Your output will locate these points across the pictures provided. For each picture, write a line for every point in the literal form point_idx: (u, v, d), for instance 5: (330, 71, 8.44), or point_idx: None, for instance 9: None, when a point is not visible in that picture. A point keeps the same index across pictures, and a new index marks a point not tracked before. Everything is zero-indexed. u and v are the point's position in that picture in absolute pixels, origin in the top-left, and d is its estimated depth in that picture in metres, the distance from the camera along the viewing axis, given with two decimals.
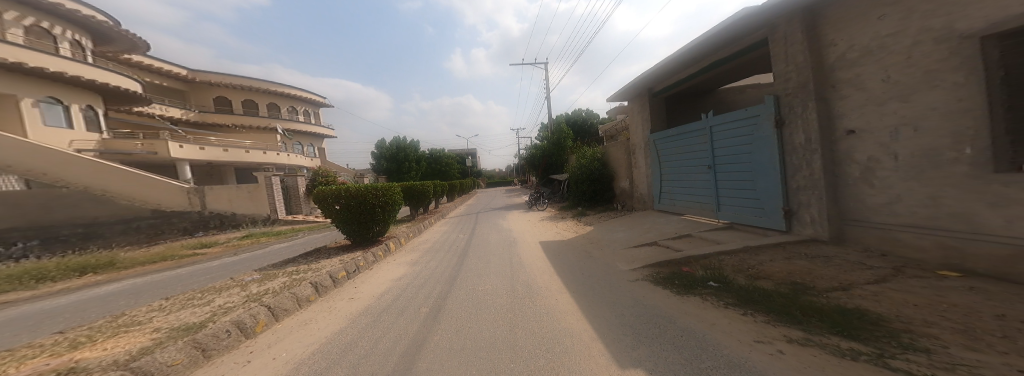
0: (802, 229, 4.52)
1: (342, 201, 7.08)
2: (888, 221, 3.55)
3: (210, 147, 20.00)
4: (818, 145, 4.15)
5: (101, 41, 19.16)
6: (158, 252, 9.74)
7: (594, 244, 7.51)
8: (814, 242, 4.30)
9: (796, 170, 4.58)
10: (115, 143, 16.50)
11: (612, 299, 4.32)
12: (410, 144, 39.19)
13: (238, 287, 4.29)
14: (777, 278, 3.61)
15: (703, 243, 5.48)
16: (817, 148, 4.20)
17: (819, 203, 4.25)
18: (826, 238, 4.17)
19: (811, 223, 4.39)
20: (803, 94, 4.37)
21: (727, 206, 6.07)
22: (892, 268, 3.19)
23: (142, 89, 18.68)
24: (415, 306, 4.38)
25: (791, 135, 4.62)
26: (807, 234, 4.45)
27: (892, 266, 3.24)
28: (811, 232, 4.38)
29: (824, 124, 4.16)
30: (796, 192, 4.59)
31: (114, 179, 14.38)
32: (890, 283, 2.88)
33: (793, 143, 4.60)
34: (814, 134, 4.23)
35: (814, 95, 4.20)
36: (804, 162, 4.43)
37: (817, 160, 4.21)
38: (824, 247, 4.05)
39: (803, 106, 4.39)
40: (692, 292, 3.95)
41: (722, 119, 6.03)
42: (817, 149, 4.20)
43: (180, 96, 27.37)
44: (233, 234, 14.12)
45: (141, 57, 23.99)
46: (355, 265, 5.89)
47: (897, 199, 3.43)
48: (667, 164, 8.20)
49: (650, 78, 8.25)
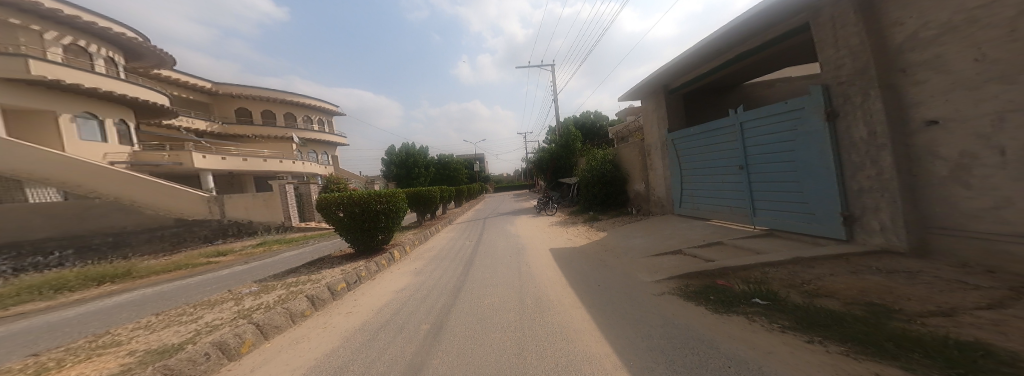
0: (868, 238, 3.91)
1: (345, 208, 6.83)
2: (995, 229, 2.92)
3: (230, 157, 20.61)
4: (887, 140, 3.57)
5: (131, 57, 20.05)
6: (171, 261, 9.83)
7: (610, 252, 7.00)
8: (887, 254, 3.68)
9: (857, 170, 3.99)
10: (145, 156, 17.19)
11: (636, 315, 3.87)
12: (420, 150, 39.51)
13: (232, 301, 4.06)
14: (845, 296, 3.16)
15: (739, 252, 4.91)
16: (886, 143, 3.61)
17: (891, 207, 3.64)
18: (902, 249, 3.56)
19: (880, 230, 3.78)
20: (863, 81, 3.81)
21: (765, 210, 5.43)
22: (1009, 289, 2.62)
23: (168, 102, 19.40)
24: (415, 323, 4.08)
25: (848, 129, 4.04)
26: (875, 243, 3.84)
27: (1007, 285, 2.67)
28: (882, 241, 3.76)
29: (894, 115, 3.57)
30: (858, 195, 3.99)
31: (140, 190, 14.73)
32: (1011, 310, 2.39)
33: (851, 138, 4.01)
34: (880, 126, 3.66)
35: (877, 82, 3.65)
36: (869, 160, 3.83)
37: (887, 157, 3.62)
38: (901, 260, 3.45)
39: (863, 96, 3.82)
40: (735, 311, 3.46)
41: (755, 114, 5.43)
42: (886, 144, 3.63)
43: (204, 108, 28.50)
44: (248, 242, 14.30)
45: (168, 72, 25.08)
46: (356, 275, 5.64)
47: (1005, 203, 2.82)
48: (687, 165, 7.61)
49: (670, 75, 7.71)
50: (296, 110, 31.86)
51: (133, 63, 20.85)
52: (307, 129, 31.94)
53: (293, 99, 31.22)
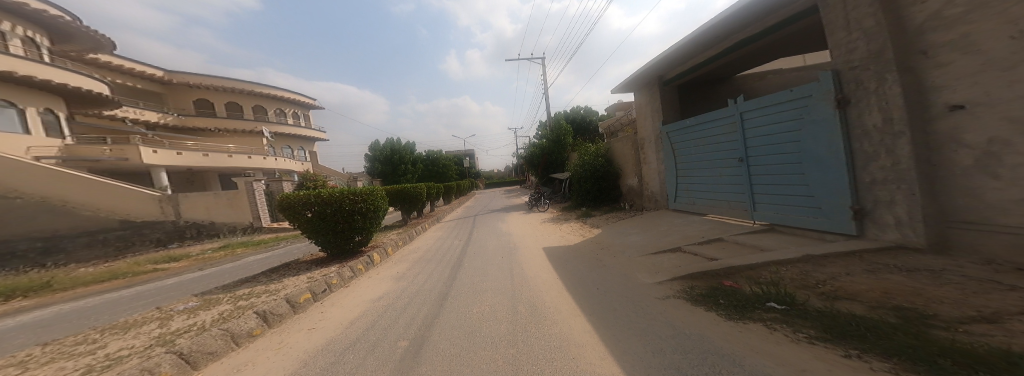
0: (880, 234, 3.48)
1: (314, 208, 6.04)
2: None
3: (188, 152, 18.92)
4: (904, 128, 3.13)
5: (61, 39, 17.95)
6: (110, 270, 8.62)
7: (606, 250, 6.63)
8: (901, 250, 3.28)
9: (870, 160, 3.52)
10: (80, 150, 15.36)
11: (641, 325, 3.45)
12: (404, 146, 38.11)
13: (157, 323, 3.38)
14: (868, 299, 2.77)
15: (743, 250, 4.58)
16: (903, 129, 3.15)
17: (908, 201, 3.21)
18: (919, 245, 3.16)
19: (894, 225, 3.35)
20: (879, 65, 3.31)
21: (766, 205, 5.07)
22: None
23: (108, 90, 17.60)
24: (390, 340, 3.49)
25: (859, 116, 3.55)
26: (889, 240, 3.41)
27: None
28: (894, 237, 3.36)
29: (913, 101, 3.13)
30: (869, 187, 3.55)
31: (75, 190, 13.13)
32: None
33: (863, 126, 3.54)
34: (897, 112, 3.19)
35: (896, 64, 3.15)
36: (880, 149, 3.40)
37: (904, 146, 3.15)
38: (920, 257, 3.05)
39: (877, 81, 3.34)
40: (751, 318, 3.07)
41: (756, 104, 5.01)
42: (903, 131, 3.17)
43: (157, 99, 26.16)
44: (208, 245, 13.01)
45: (113, 58, 22.79)
46: (324, 283, 4.94)
47: None
48: (684, 158, 7.30)
49: (664, 64, 7.36)
50: (266, 103, 29.88)
51: (63, 46, 18.70)
52: (279, 123, 30.01)
53: (262, 91, 29.25)
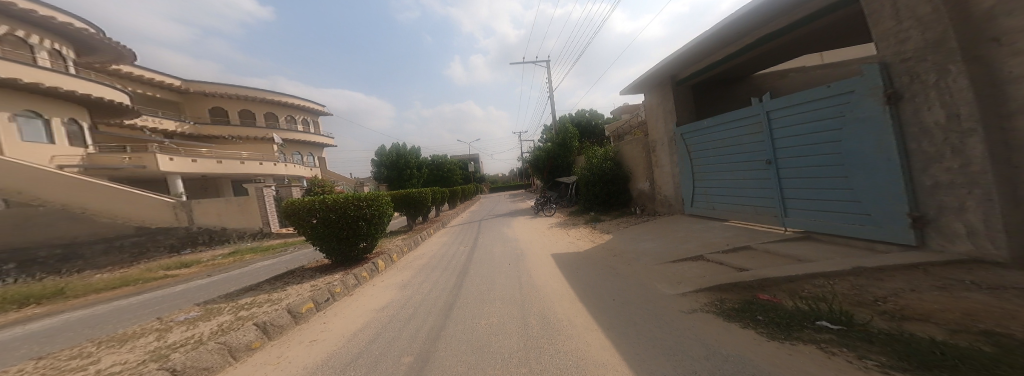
0: (948, 245, 3.07)
1: (318, 214, 5.89)
2: None
3: (202, 159, 19.28)
4: (977, 126, 2.66)
5: (85, 51, 18.59)
6: (121, 276, 8.64)
7: (619, 257, 6.26)
8: (975, 264, 2.87)
9: (929, 162, 3.10)
10: (101, 158, 15.76)
11: (670, 343, 3.11)
12: (411, 151, 38.34)
13: (155, 334, 3.18)
14: (945, 320, 2.44)
15: (776, 260, 4.19)
16: (973, 127, 2.69)
17: (982, 209, 2.77)
18: (999, 258, 2.72)
19: (966, 235, 2.94)
20: (939, 56, 2.84)
21: (800, 210, 4.68)
22: None
23: (128, 100, 18.10)
24: (395, 355, 3.23)
25: (915, 113, 3.13)
26: (960, 253, 3.01)
27: None
28: (967, 248, 2.95)
29: (984, 94, 2.63)
30: (931, 192, 3.13)
31: (94, 197, 13.40)
32: None
33: (922, 124, 3.10)
34: (964, 107, 2.73)
35: (960, 54, 2.67)
36: (943, 151, 2.97)
37: (977, 147, 2.68)
38: (1002, 274, 2.62)
39: (938, 73, 2.87)
40: (802, 339, 2.72)
41: (786, 101, 4.63)
42: (974, 129, 2.70)
43: (174, 108, 26.89)
44: (219, 251, 13.09)
45: (133, 69, 23.50)
46: (327, 292, 4.74)
47: None
48: (701, 161, 6.94)
49: (678, 63, 6.99)
50: (278, 110, 30.45)
51: (86, 57, 19.37)
52: (290, 130, 30.56)
53: (274, 98, 29.83)
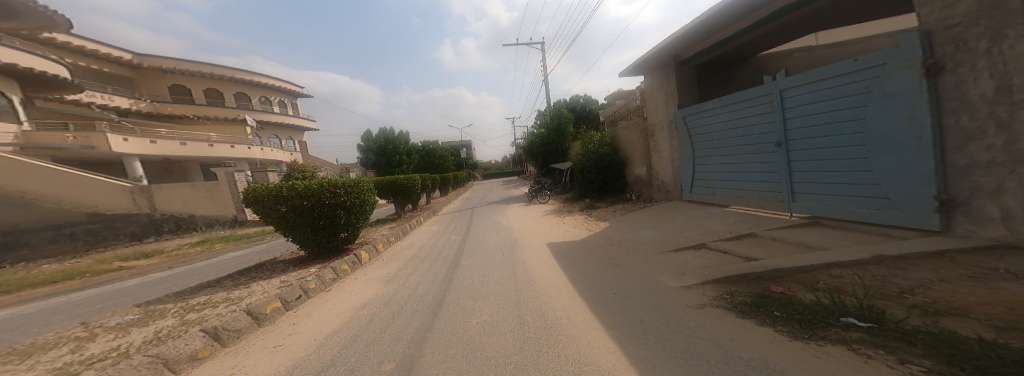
0: (976, 230, 2.84)
1: (288, 202, 5.26)
2: None
3: (163, 140, 17.94)
4: None
5: (9, 16, 16.60)
6: (68, 269, 7.73)
7: (618, 246, 5.98)
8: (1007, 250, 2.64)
9: (967, 140, 2.81)
10: (40, 137, 14.33)
11: (684, 345, 2.79)
12: (397, 136, 36.99)
13: (75, 344, 2.64)
14: (987, 316, 2.16)
15: (784, 249, 3.95)
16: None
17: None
18: None
19: (1000, 219, 2.69)
20: (994, 18, 2.53)
21: (809, 195, 4.43)
22: None
23: (68, 74, 16.63)
24: (373, 362, 2.80)
25: (956, 87, 2.84)
26: (990, 238, 2.77)
27: None
28: (1000, 233, 2.71)
29: None
30: (965, 172, 2.86)
31: (36, 179, 12.18)
32: None
33: (963, 97, 2.79)
34: (1020, 77, 2.43)
35: (1022, 14, 2.36)
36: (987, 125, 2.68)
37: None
38: None
39: (991, 39, 2.56)
40: (830, 338, 2.41)
41: (803, 78, 4.29)
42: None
43: (128, 84, 24.79)
44: (186, 240, 12.19)
45: (80, 40, 21.37)
46: (299, 289, 4.22)
47: None
48: (703, 145, 6.66)
49: (682, 41, 6.58)
50: (248, 90, 28.82)
51: (11, 23, 17.34)
52: (263, 111, 28.96)
53: (243, 77, 28.15)
